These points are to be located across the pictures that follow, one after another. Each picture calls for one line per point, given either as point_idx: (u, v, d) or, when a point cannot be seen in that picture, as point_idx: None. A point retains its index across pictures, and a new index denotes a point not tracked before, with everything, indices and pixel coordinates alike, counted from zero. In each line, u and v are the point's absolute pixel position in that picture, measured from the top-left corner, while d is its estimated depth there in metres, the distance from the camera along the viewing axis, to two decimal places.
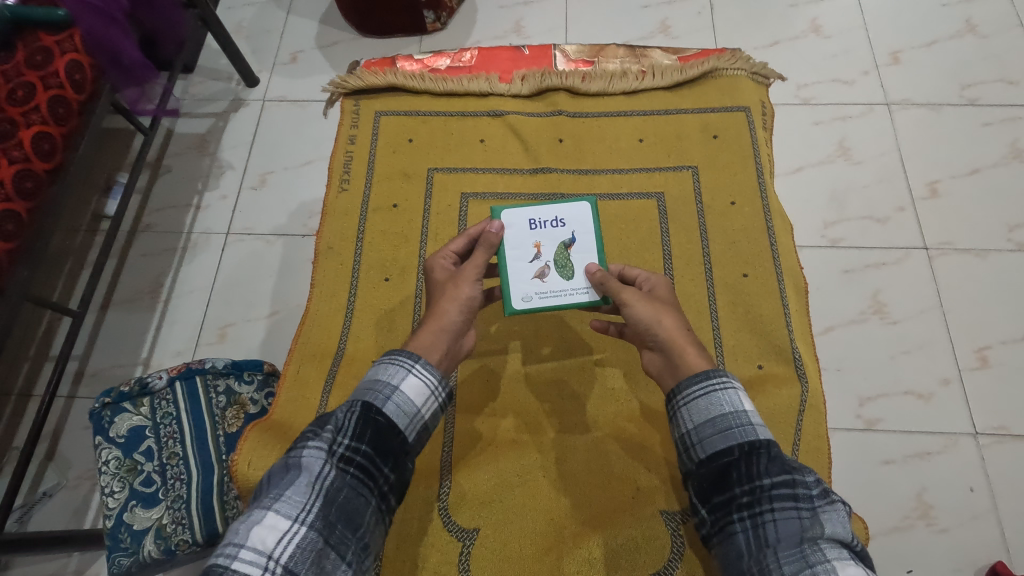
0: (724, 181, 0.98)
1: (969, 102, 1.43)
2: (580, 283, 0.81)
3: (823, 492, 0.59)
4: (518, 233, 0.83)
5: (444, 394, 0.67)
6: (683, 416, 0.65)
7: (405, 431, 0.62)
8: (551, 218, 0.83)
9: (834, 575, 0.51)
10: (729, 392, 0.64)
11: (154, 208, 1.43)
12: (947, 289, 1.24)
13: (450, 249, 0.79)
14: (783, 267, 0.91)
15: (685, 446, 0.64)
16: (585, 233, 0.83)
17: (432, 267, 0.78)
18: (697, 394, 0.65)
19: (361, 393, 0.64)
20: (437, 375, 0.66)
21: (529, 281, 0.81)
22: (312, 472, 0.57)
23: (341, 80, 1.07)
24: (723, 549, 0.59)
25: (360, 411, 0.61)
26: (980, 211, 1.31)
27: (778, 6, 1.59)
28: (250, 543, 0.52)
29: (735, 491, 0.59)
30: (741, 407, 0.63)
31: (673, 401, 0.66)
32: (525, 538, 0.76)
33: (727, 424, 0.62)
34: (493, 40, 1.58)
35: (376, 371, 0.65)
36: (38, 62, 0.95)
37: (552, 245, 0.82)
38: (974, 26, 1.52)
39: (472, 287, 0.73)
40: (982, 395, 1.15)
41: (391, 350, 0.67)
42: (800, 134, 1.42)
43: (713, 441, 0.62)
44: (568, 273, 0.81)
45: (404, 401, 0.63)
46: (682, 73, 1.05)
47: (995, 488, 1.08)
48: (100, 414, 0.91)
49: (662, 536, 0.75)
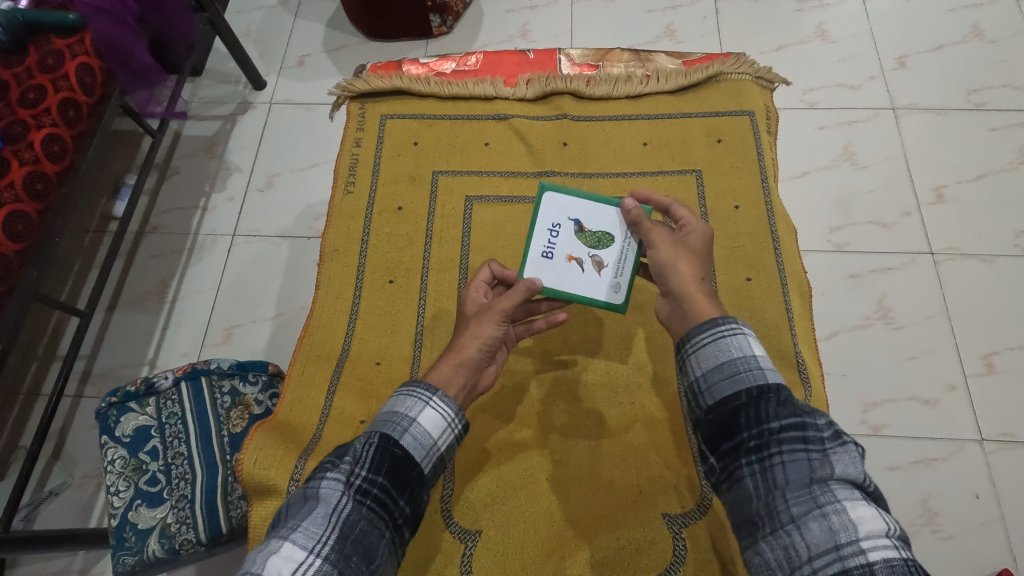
0: (729, 185, 0.98)
1: (975, 107, 1.42)
2: (621, 234, 0.82)
3: (835, 435, 0.57)
4: (549, 267, 0.82)
5: (460, 426, 0.67)
6: (692, 363, 0.64)
7: (422, 463, 0.63)
8: (549, 231, 0.83)
9: (844, 516, 0.51)
10: (738, 338, 0.63)
11: (162, 210, 1.45)
12: (953, 295, 1.23)
13: (478, 281, 0.81)
14: (787, 271, 0.91)
15: (693, 393, 0.63)
16: (576, 203, 0.83)
17: (464, 297, 0.79)
18: (705, 341, 0.64)
19: (379, 425, 0.64)
20: (454, 408, 0.66)
21: (599, 279, 0.82)
22: (329, 504, 0.57)
23: (347, 84, 1.08)
24: (731, 495, 0.58)
25: (377, 444, 0.61)
26: (986, 217, 1.30)
27: (784, 11, 1.59)
28: (267, 572, 0.51)
29: (743, 436, 0.57)
30: (750, 352, 0.62)
31: (682, 350, 0.66)
32: (528, 538, 0.76)
33: (736, 369, 0.61)
34: (499, 44, 1.59)
35: (394, 404, 0.66)
36: (50, 65, 0.96)
37: (578, 241, 0.82)
38: (980, 32, 1.52)
39: (495, 325, 0.73)
40: (987, 401, 1.14)
41: (409, 382, 0.68)
42: (806, 139, 1.42)
43: (721, 386, 0.61)
44: (608, 236, 0.82)
45: (421, 434, 0.63)
46: (687, 77, 1.05)
47: (1001, 495, 1.08)
48: (106, 414, 0.92)
49: (664, 540, 0.75)
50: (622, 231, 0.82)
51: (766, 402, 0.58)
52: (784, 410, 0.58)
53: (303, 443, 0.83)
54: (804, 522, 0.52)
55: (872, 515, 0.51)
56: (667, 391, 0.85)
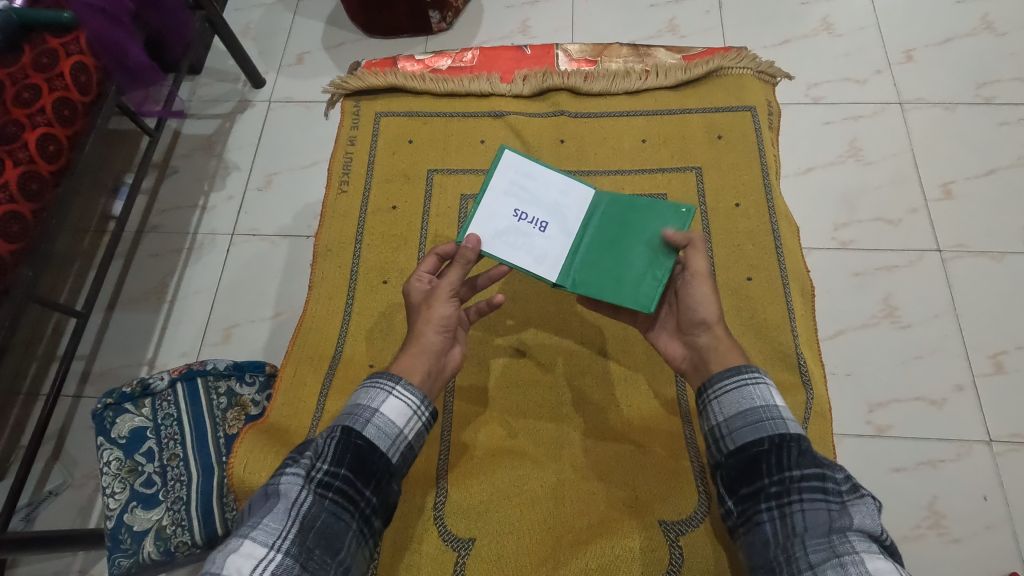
0: (730, 183, 0.96)
1: (985, 101, 1.39)
2: (529, 176, 0.78)
3: (851, 487, 0.58)
4: (554, 247, 0.76)
5: (428, 411, 0.66)
6: (714, 409, 0.65)
7: (385, 451, 0.62)
8: (511, 240, 0.76)
9: (862, 566, 0.49)
10: (760, 387, 0.63)
11: (161, 209, 1.44)
12: (961, 294, 1.21)
13: (424, 269, 0.77)
14: (789, 272, 0.89)
15: (715, 438, 0.64)
16: (489, 209, 0.77)
17: (407, 292, 0.76)
18: (728, 387, 0.65)
19: (342, 418, 0.63)
20: (419, 396, 0.65)
21: (558, 208, 0.78)
22: (289, 498, 0.57)
23: (341, 81, 1.07)
24: (750, 539, 0.57)
25: (340, 438, 0.60)
26: (996, 213, 1.27)
27: (789, 4, 1.56)
28: (226, 571, 0.51)
29: (763, 481, 0.57)
30: (772, 402, 0.62)
31: (704, 394, 0.67)
32: (520, 549, 0.75)
33: (758, 416, 0.62)
34: (499, 40, 1.57)
35: (358, 397, 0.65)
36: (43, 64, 0.95)
37: (530, 210, 0.77)
38: (990, 23, 1.49)
39: (447, 306, 0.72)
40: (997, 402, 1.12)
41: (373, 373, 0.67)
42: (810, 135, 1.40)
43: (742, 433, 0.61)
44: (525, 186, 0.78)
45: (385, 423, 0.62)
46: (687, 72, 1.03)
47: (1011, 497, 1.05)
48: (102, 415, 0.91)
49: (661, 548, 0.73)
50: (515, 178, 0.78)
51: (788, 449, 0.58)
52: (805, 457, 0.58)
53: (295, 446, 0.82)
54: (820, 570, 0.50)
55: (890, 567, 0.49)
56: (664, 393, 0.84)
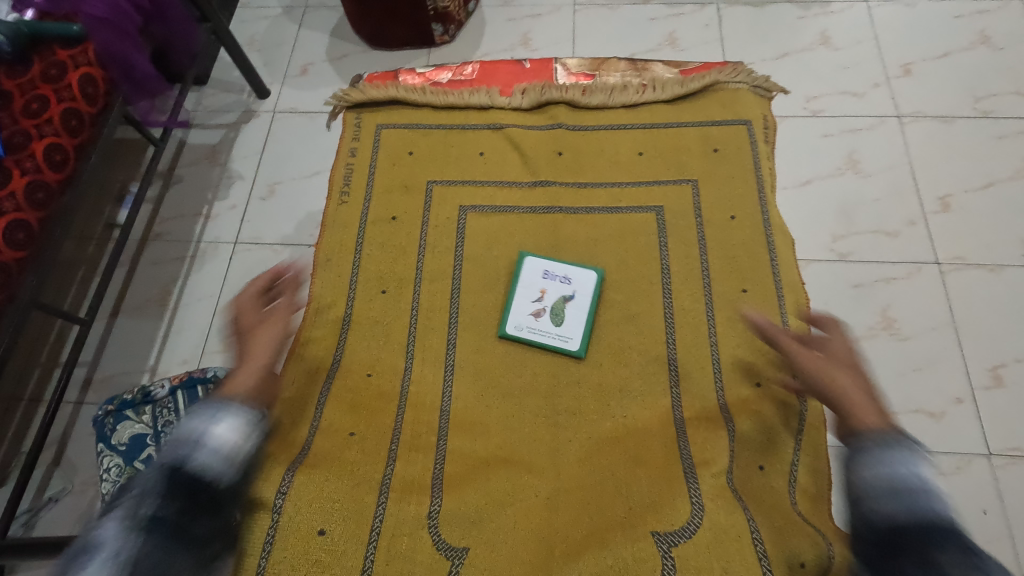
0: (726, 196, 0.97)
1: (983, 115, 1.41)
2: (562, 333, 0.89)
3: None
4: (532, 280, 0.93)
5: (258, 430, 0.66)
6: (859, 473, 0.59)
7: (224, 476, 0.61)
8: (564, 273, 0.93)
9: None
10: (913, 456, 0.58)
11: (165, 218, 1.46)
12: (959, 306, 1.21)
13: (256, 282, 0.84)
14: (784, 284, 0.89)
15: (854, 505, 0.57)
16: (589, 294, 0.92)
17: (237, 302, 0.82)
18: (877, 450, 0.59)
19: (165, 453, 0.62)
20: (250, 412, 0.66)
21: (525, 315, 0.91)
22: (105, 547, 0.54)
23: (343, 94, 1.08)
24: None
25: (162, 471, 0.59)
26: (994, 227, 1.28)
27: (788, 18, 1.58)
28: None
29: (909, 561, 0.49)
30: (923, 475, 0.56)
31: (852, 457, 0.61)
32: (506, 558, 0.70)
33: (900, 484, 0.55)
34: (501, 52, 1.59)
35: (180, 429, 0.64)
36: (53, 76, 0.97)
37: (553, 296, 0.91)
38: (988, 38, 1.50)
39: (276, 330, 0.78)
40: (995, 415, 1.12)
41: (195, 406, 0.66)
42: (809, 146, 1.41)
43: (882, 500, 0.55)
44: (558, 320, 0.90)
45: (211, 449, 0.61)
46: (683, 87, 1.04)
47: (1009, 510, 1.05)
48: (103, 421, 0.93)
49: (653, 559, 0.66)
50: (565, 332, 0.89)
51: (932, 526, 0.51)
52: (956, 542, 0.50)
53: (291, 456, 0.78)
54: None
55: None
56: (660, 402, 0.84)
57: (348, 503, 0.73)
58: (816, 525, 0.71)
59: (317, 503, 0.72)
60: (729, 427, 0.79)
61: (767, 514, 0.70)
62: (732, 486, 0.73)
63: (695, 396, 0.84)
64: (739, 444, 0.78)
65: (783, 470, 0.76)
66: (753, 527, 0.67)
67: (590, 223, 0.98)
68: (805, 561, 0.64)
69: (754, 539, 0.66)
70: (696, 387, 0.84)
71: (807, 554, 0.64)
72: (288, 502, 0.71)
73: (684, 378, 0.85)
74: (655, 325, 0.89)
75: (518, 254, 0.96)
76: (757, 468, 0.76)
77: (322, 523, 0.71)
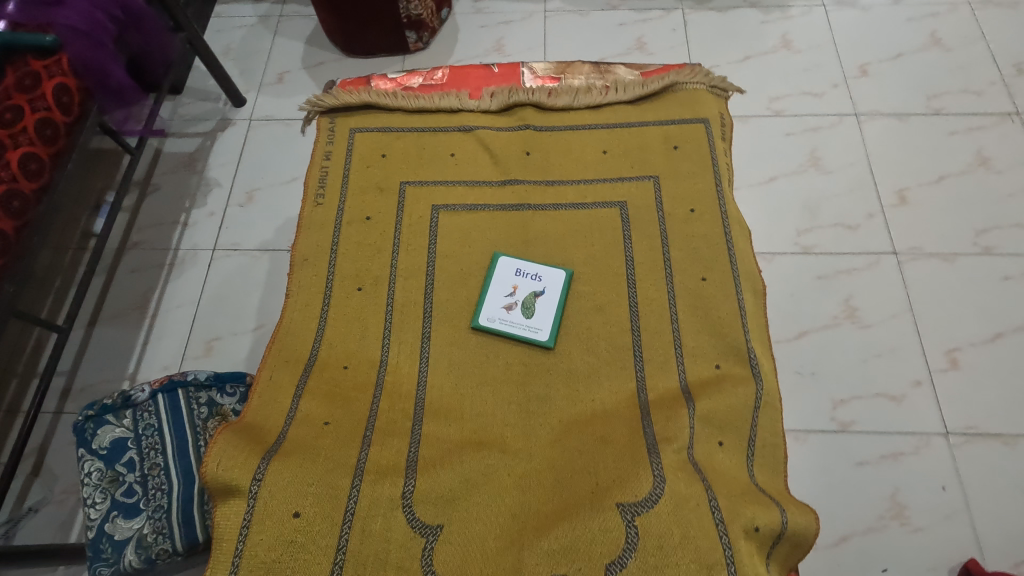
0: (686, 190, 1.01)
1: (935, 112, 1.48)
2: (530, 325, 0.92)
3: None
4: (508, 274, 0.97)
5: None
6: None
7: None
8: (536, 272, 0.96)
9: None
10: None
11: (142, 226, 1.46)
12: (916, 294, 1.27)
13: None
14: (741, 273, 0.94)
15: None
16: (557, 292, 0.94)
17: None
18: None
19: None
20: None
21: (497, 307, 0.94)
22: None
23: (317, 99, 1.11)
24: None
25: None
26: (948, 219, 1.35)
27: (751, 23, 1.65)
28: None
29: None
30: None
31: None
32: (484, 536, 0.73)
33: None
34: (474, 59, 1.63)
35: None
36: (26, 86, 0.99)
37: (523, 289, 0.94)
38: (938, 40, 1.58)
39: None
40: (951, 396, 1.18)
41: None
42: (771, 144, 1.46)
43: None
44: (528, 312, 0.92)
45: None
46: (644, 87, 1.10)
47: (966, 486, 1.10)
48: (83, 427, 0.94)
49: (617, 529, 0.70)
50: (534, 324, 0.92)
51: None
52: None
53: (268, 446, 0.79)
54: None
55: None
56: (625, 386, 0.88)
57: (324, 488, 0.75)
58: (769, 496, 0.76)
59: (290, 488, 0.74)
60: (689, 408, 0.83)
61: (723, 483, 0.75)
62: (692, 460, 0.77)
63: (659, 379, 0.87)
64: (699, 422, 0.82)
65: (739, 446, 0.81)
66: (711, 497, 0.72)
67: (559, 219, 1.01)
68: (758, 525, 0.70)
69: (711, 507, 0.71)
70: (660, 370, 0.88)
71: (761, 518, 0.70)
72: (264, 489, 0.73)
73: (649, 362, 0.89)
74: (621, 314, 0.93)
75: (493, 253, 0.99)
76: (717, 444, 0.80)
77: (297, 506, 0.73)
